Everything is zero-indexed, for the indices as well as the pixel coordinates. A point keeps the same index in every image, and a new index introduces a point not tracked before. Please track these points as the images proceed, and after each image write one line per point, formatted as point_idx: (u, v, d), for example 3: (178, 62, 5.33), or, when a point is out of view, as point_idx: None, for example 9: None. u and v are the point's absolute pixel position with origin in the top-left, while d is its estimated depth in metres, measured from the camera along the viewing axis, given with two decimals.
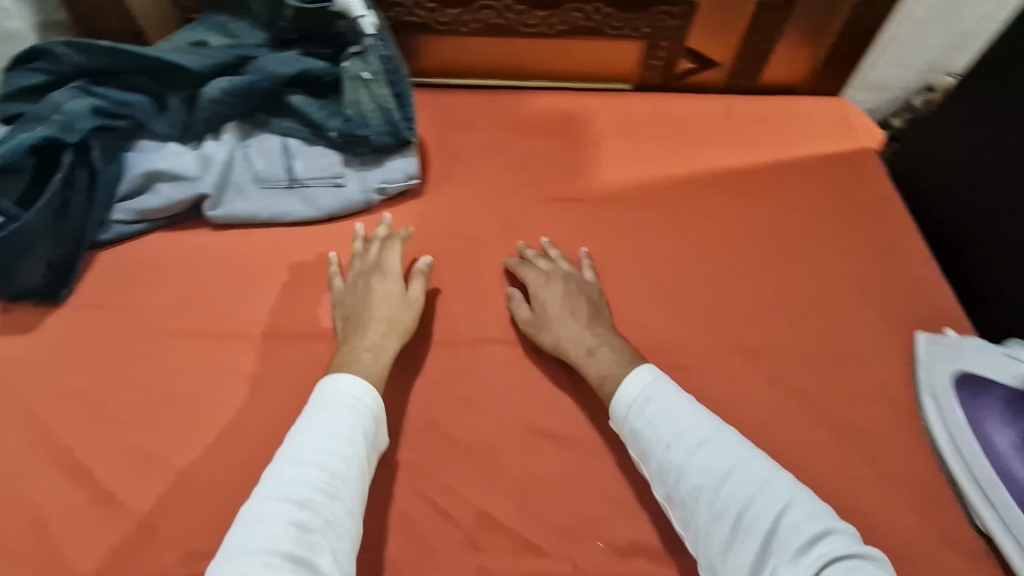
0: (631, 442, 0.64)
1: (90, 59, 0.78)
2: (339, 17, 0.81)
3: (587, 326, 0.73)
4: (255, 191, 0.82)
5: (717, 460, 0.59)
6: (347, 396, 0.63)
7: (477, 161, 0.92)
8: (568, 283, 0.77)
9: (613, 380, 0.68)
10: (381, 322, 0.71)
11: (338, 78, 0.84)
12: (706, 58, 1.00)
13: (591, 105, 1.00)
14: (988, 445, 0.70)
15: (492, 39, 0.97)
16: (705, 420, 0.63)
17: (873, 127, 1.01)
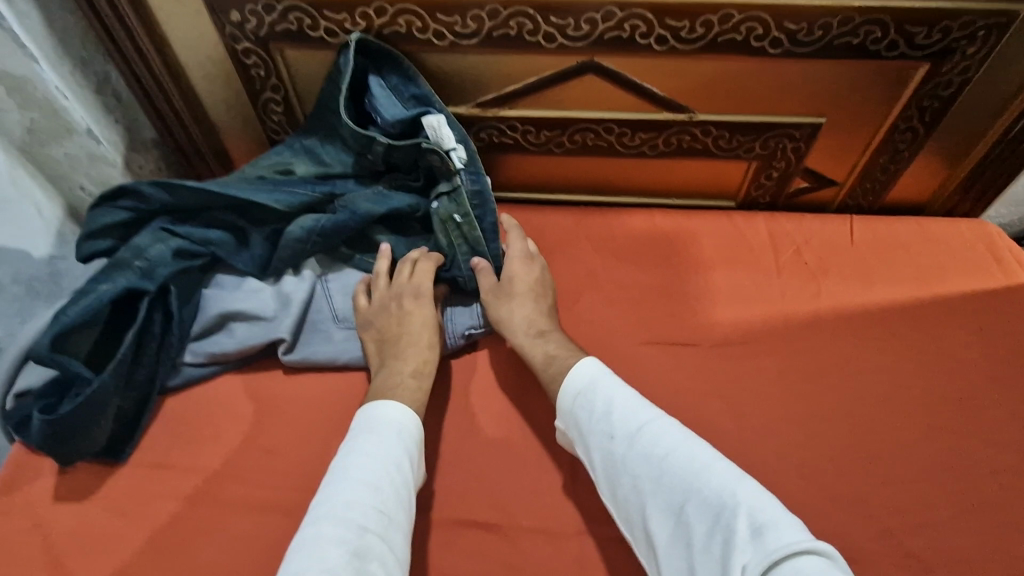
0: (576, 427, 0.65)
1: (174, 199, 0.74)
2: (431, 154, 0.78)
3: (540, 305, 0.76)
4: (336, 331, 0.76)
5: (655, 453, 0.59)
6: (391, 418, 0.64)
7: (571, 295, 0.85)
8: (542, 273, 0.80)
9: (560, 361, 0.70)
10: (417, 345, 0.72)
11: (427, 214, 0.82)
12: (823, 178, 0.90)
13: (693, 228, 0.91)
14: None
15: (587, 159, 0.90)
16: (647, 410, 0.63)
17: (1022, 256, 0.88)
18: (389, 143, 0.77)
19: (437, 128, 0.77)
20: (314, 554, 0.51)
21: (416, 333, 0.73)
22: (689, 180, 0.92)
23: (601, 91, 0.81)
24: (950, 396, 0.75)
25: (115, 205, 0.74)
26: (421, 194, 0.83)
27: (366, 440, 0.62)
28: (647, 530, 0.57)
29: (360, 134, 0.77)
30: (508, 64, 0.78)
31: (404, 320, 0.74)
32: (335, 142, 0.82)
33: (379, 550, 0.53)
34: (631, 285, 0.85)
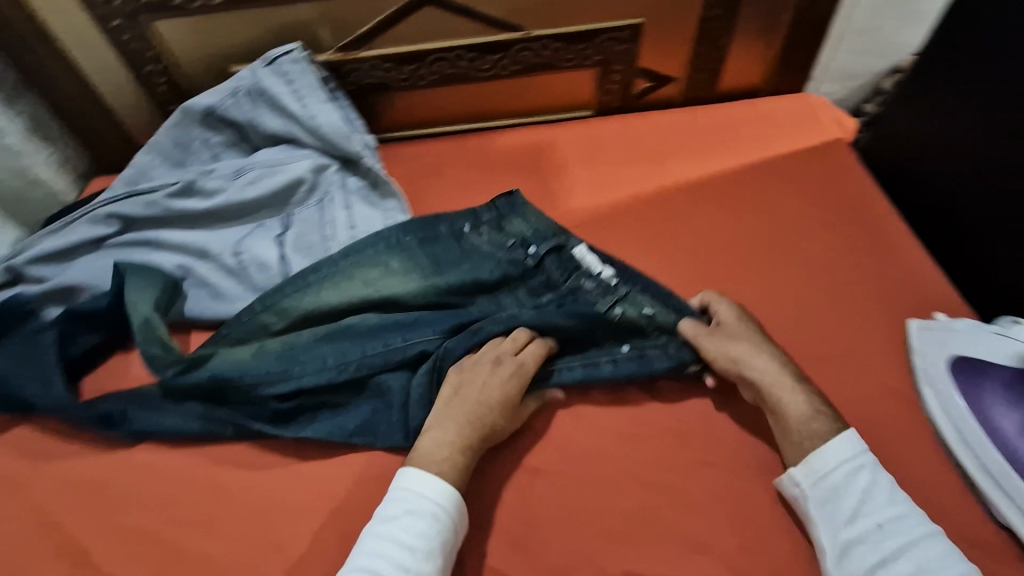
0: (828, 500, 0.60)
1: (302, 357, 0.74)
2: (584, 277, 0.79)
3: (781, 357, 0.68)
4: (250, 296, 0.82)
5: (925, 571, 0.54)
6: (431, 503, 0.60)
7: (447, 205, 0.95)
8: (759, 329, 0.72)
9: (823, 420, 0.64)
10: (468, 412, 0.66)
11: (608, 336, 0.74)
12: (661, 75, 1.01)
13: (555, 136, 1.02)
14: (991, 431, 0.62)
15: (451, 88, 1.01)
16: (915, 518, 0.58)
17: (841, 117, 1.00)
18: (563, 243, 0.81)
19: (583, 256, 0.80)
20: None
21: (480, 393, 0.67)
22: (547, 94, 1.03)
23: (441, 21, 0.93)
24: (778, 233, 0.86)
25: (221, 362, 0.73)
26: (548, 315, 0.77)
27: (397, 521, 0.59)
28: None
29: (523, 244, 0.82)
30: (353, 7, 0.90)
31: (482, 384, 0.68)
32: (473, 261, 0.81)
33: None
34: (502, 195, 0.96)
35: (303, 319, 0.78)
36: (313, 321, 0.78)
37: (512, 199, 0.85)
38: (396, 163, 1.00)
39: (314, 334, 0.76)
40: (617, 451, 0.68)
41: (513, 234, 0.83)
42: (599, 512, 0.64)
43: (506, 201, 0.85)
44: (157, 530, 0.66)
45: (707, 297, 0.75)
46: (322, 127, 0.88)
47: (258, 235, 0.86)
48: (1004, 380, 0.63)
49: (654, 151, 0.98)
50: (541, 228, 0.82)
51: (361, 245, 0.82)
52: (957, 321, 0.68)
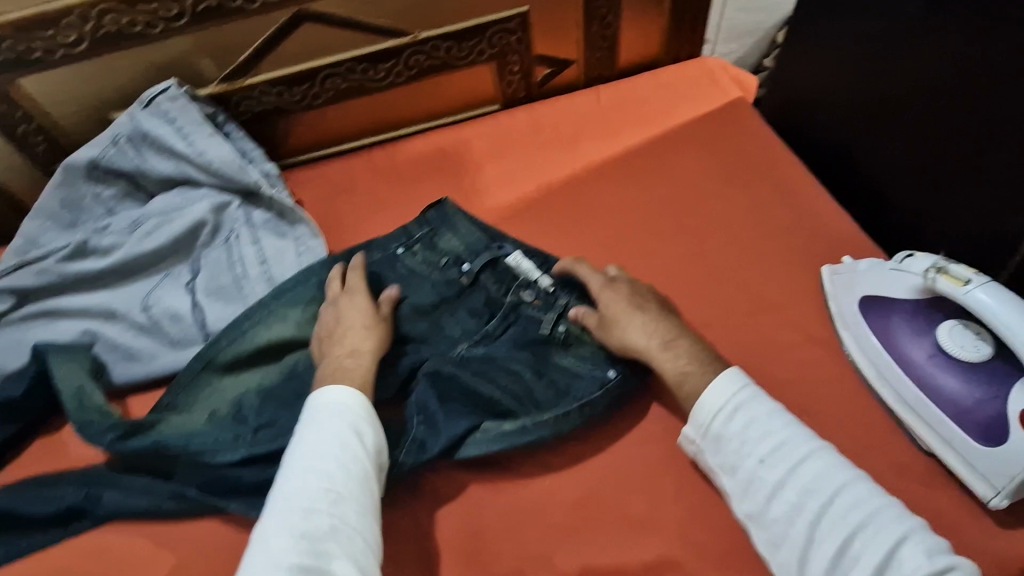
0: (716, 450, 0.60)
1: (255, 411, 0.71)
2: (523, 288, 0.76)
3: (657, 320, 0.69)
4: (171, 351, 0.78)
5: (817, 486, 0.55)
6: (333, 407, 0.63)
7: (362, 222, 0.92)
8: (631, 286, 0.72)
9: (693, 378, 0.64)
10: (355, 327, 0.71)
11: (555, 347, 0.73)
12: (559, 59, 1.01)
13: (464, 135, 1.00)
14: (904, 362, 0.62)
15: (349, 103, 0.98)
16: (798, 436, 0.58)
17: (739, 77, 1.01)
18: (497, 255, 0.78)
19: (518, 263, 0.78)
20: (262, 570, 0.51)
21: (350, 315, 0.72)
22: (450, 94, 1.02)
23: (325, 35, 0.90)
24: (692, 200, 0.87)
25: (165, 429, 0.69)
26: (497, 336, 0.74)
27: (312, 437, 0.60)
28: (800, 554, 0.54)
29: (456, 262, 0.79)
30: (230, 33, 0.86)
31: (346, 308, 0.73)
32: (410, 287, 0.78)
33: (329, 526, 0.54)
34: (417, 202, 0.94)
35: (248, 370, 0.75)
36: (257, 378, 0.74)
37: (443, 210, 0.81)
38: (305, 187, 0.97)
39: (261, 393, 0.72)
40: (561, 445, 0.68)
41: (447, 252, 0.80)
42: (549, 509, 0.64)
43: (437, 214, 0.81)
44: None
45: (572, 267, 0.76)
46: (213, 164, 0.85)
47: (167, 285, 0.82)
48: (912, 311, 0.63)
49: (564, 136, 0.98)
50: (472, 241, 0.80)
51: (295, 292, 0.78)
52: (864, 261, 0.68)
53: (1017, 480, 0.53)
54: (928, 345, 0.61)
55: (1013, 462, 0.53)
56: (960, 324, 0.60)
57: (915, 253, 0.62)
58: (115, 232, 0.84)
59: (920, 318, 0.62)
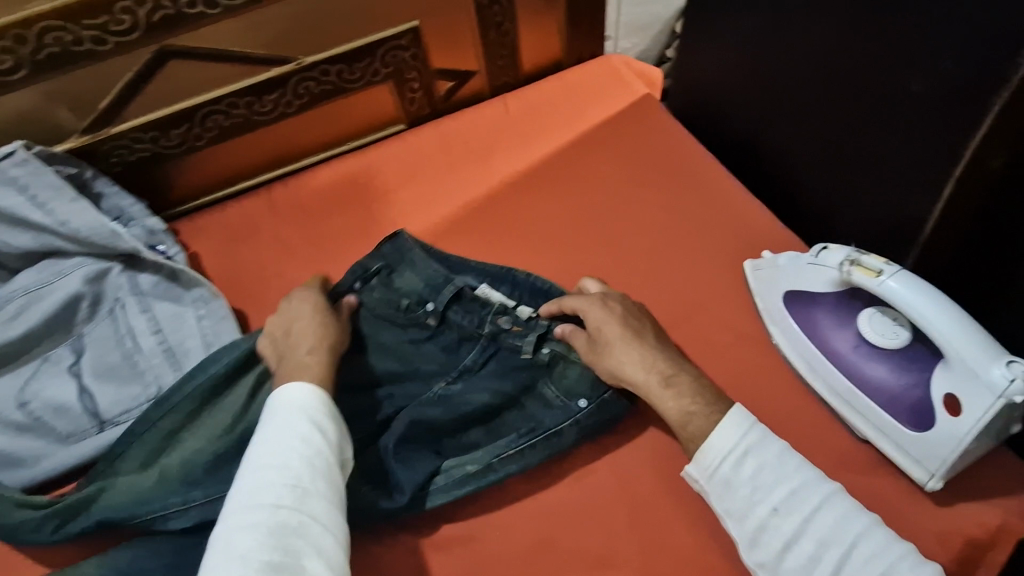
0: (723, 497, 0.57)
1: (210, 473, 0.63)
2: (499, 315, 0.72)
3: (653, 350, 0.65)
4: (61, 448, 0.69)
5: (836, 535, 0.53)
6: (295, 401, 0.59)
7: (269, 269, 0.85)
8: (624, 307, 0.69)
9: (698, 420, 0.60)
10: (304, 321, 0.69)
11: (537, 375, 0.69)
12: (459, 71, 0.96)
13: (370, 160, 0.94)
14: (831, 354, 0.62)
15: (238, 140, 0.90)
16: (811, 480, 0.56)
17: (643, 72, 1.00)
18: (463, 288, 0.73)
19: (487, 294, 0.74)
20: (226, 571, 0.47)
21: (299, 313, 0.70)
22: (348, 120, 0.95)
23: (197, 70, 0.81)
24: (613, 205, 0.85)
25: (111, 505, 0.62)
26: (476, 371, 0.70)
27: (272, 430, 0.57)
28: None
29: (420, 302, 0.73)
30: (84, 79, 0.76)
31: (295, 307, 0.71)
32: (374, 328, 0.72)
33: (299, 523, 0.50)
34: (327, 240, 0.87)
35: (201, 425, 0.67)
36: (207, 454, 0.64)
37: (398, 242, 0.77)
38: (200, 238, 0.88)
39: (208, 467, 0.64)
40: (509, 489, 0.64)
41: (406, 291, 0.74)
42: (504, 561, 0.60)
43: (393, 246, 0.77)
44: None
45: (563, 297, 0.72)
46: (80, 230, 0.75)
47: (45, 374, 0.72)
48: (834, 302, 0.63)
49: (475, 151, 0.93)
50: (433, 277, 0.75)
51: (239, 350, 0.69)
52: (783, 255, 0.68)
53: (949, 463, 0.54)
54: (852, 334, 0.62)
55: (942, 445, 0.54)
56: (879, 311, 0.60)
57: (828, 246, 0.62)
58: None
59: (842, 308, 0.63)
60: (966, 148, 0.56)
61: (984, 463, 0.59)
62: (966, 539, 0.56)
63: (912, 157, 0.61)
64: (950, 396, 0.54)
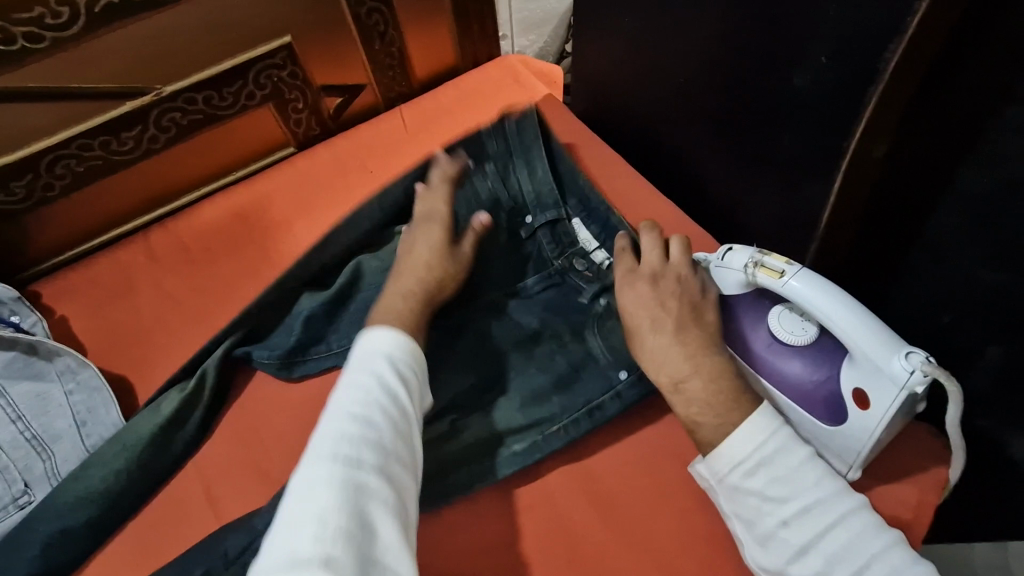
0: (736, 502, 0.53)
1: (314, 330, 0.72)
2: (576, 256, 0.74)
3: (673, 346, 0.59)
4: None
5: (849, 555, 0.49)
6: (381, 354, 0.59)
7: (153, 324, 0.76)
8: (658, 287, 0.62)
9: (705, 428, 0.56)
10: (416, 256, 0.70)
11: (597, 318, 0.71)
12: (347, 86, 0.89)
13: (259, 191, 0.86)
14: (745, 354, 0.61)
15: (99, 184, 0.80)
16: (829, 494, 0.51)
17: (542, 71, 0.97)
18: (559, 217, 0.75)
19: (578, 230, 0.76)
20: (303, 525, 0.45)
21: (422, 247, 0.70)
22: (230, 149, 0.86)
23: (36, 111, 0.71)
24: None
25: (258, 346, 0.71)
26: (535, 288, 0.74)
27: (360, 379, 0.56)
28: None
29: (520, 211, 0.77)
30: None
31: (413, 239, 0.72)
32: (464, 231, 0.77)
33: (376, 484, 0.49)
34: (217, 285, 0.79)
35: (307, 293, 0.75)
36: (94, 515, 0.60)
37: (523, 123, 0.77)
38: (67, 298, 0.78)
39: (86, 544, 0.60)
40: (435, 538, 0.60)
41: (514, 192, 0.77)
42: None
43: (516, 129, 0.77)
44: None
45: (626, 265, 0.66)
46: None
47: None
48: (743, 301, 0.63)
49: (373, 170, 0.87)
50: (543, 191, 0.76)
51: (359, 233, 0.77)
52: (695, 257, 0.67)
53: (864, 454, 0.55)
54: (765, 331, 0.61)
55: (856, 439, 0.55)
56: (786, 308, 0.60)
57: (733, 247, 0.61)
58: None
59: (752, 306, 0.62)
60: (849, 142, 0.56)
61: (892, 442, 0.61)
62: (886, 518, 0.57)
63: (803, 149, 0.61)
64: (858, 390, 0.54)
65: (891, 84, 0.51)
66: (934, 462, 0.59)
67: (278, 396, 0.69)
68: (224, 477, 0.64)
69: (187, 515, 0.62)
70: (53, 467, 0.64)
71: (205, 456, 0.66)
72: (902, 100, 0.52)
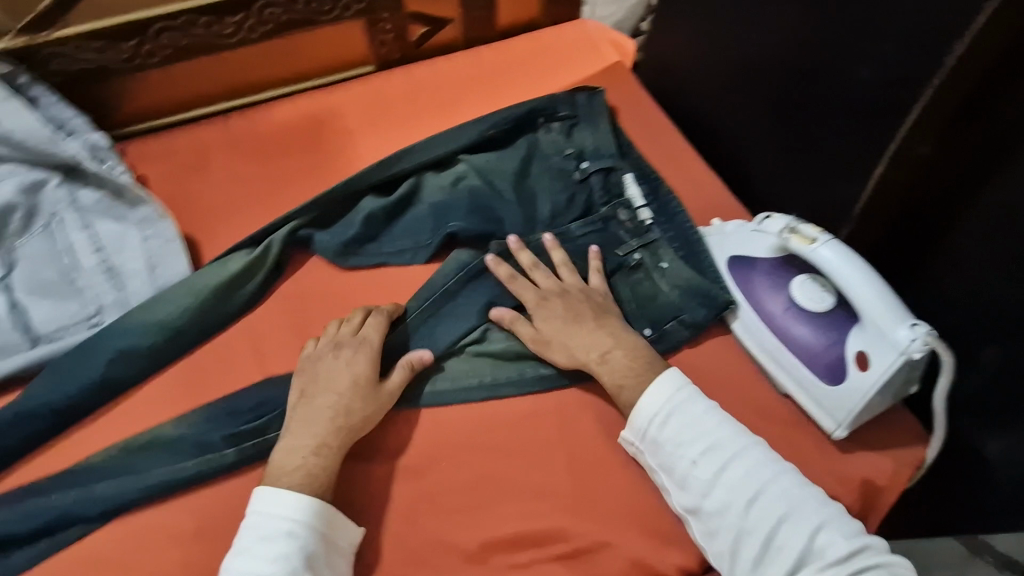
0: (654, 455, 0.62)
1: (371, 229, 0.78)
2: (622, 206, 0.79)
3: (595, 330, 0.68)
4: None
5: (744, 483, 0.57)
6: (282, 517, 0.56)
7: (222, 198, 0.82)
8: (567, 296, 0.70)
9: (629, 389, 0.64)
10: (331, 391, 0.63)
11: (630, 268, 0.75)
12: (434, 18, 0.95)
13: (335, 99, 0.91)
14: (765, 315, 0.67)
15: (193, 63, 0.85)
16: (728, 435, 0.60)
17: (616, 39, 1.01)
18: (611, 167, 0.82)
19: (630, 184, 0.81)
20: None
21: (340, 380, 0.64)
22: (315, 56, 0.92)
23: None
24: None
25: (316, 230, 0.77)
26: (582, 225, 0.78)
27: (265, 554, 0.54)
28: (731, 543, 0.56)
29: (579, 156, 0.83)
30: None
31: (330, 368, 0.65)
32: (521, 170, 0.83)
33: None
34: (284, 175, 0.84)
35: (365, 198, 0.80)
36: (157, 342, 0.67)
37: (593, 99, 0.87)
38: (147, 161, 0.84)
39: (148, 366, 0.67)
40: (453, 426, 0.67)
41: (576, 144, 0.85)
42: (452, 491, 0.63)
43: (587, 102, 0.87)
44: None
45: (529, 292, 0.71)
46: (15, 133, 0.70)
47: None
48: (770, 268, 0.68)
49: (443, 100, 0.92)
50: (602, 145, 0.83)
51: (432, 154, 0.83)
52: (731, 223, 0.73)
53: (854, 413, 0.61)
54: (786, 296, 0.66)
55: (850, 398, 0.61)
56: (810, 277, 0.65)
57: (771, 215, 0.67)
58: None
59: (779, 272, 0.68)
60: (896, 138, 0.61)
61: (882, 420, 0.66)
62: (863, 481, 0.63)
63: (849, 142, 0.66)
64: (861, 353, 0.60)
65: (945, 81, 0.56)
66: (914, 442, 0.65)
67: (329, 282, 0.75)
68: (272, 339, 0.71)
69: (236, 366, 0.69)
70: (121, 299, 0.70)
71: (257, 320, 0.72)
72: (952, 101, 0.58)
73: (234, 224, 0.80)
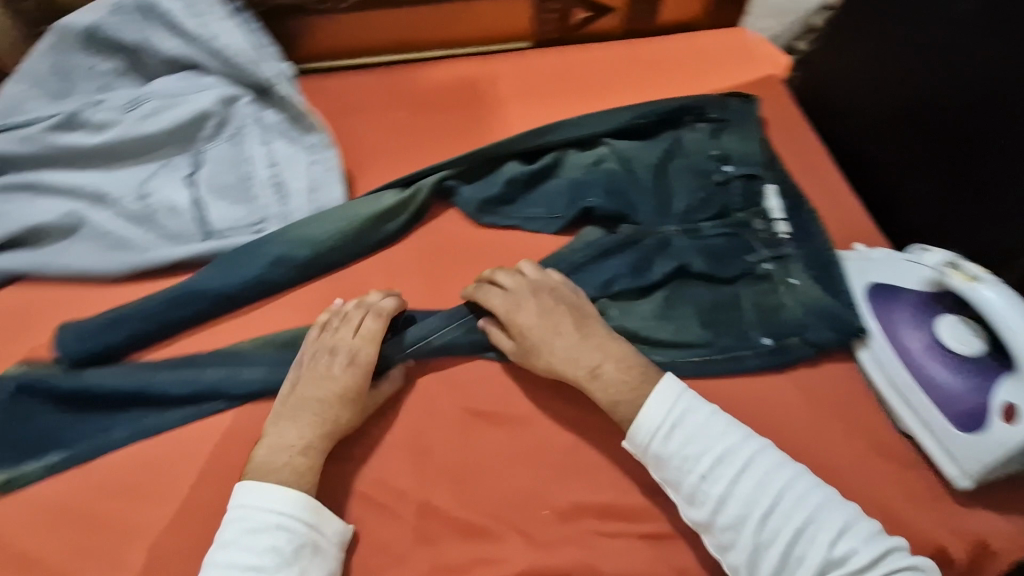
0: (658, 469, 0.59)
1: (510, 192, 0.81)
2: (759, 216, 0.79)
3: (582, 342, 0.65)
4: (164, 247, 0.74)
5: (759, 491, 0.55)
6: (269, 510, 0.55)
7: (379, 140, 0.88)
8: (540, 299, 0.68)
9: (625, 403, 0.61)
10: (319, 392, 0.63)
11: (758, 277, 0.74)
12: (599, 4, 0.98)
13: (492, 67, 0.96)
14: (900, 349, 0.65)
15: (375, 13, 0.93)
16: (735, 441, 0.58)
17: (775, 52, 1.00)
18: (754, 174, 0.81)
19: (770, 195, 0.80)
20: None
21: (325, 384, 0.63)
22: (482, 23, 0.97)
23: None
24: None
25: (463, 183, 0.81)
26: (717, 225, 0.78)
27: (253, 547, 0.54)
28: (750, 559, 0.54)
29: (723, 159, 0.83)
30: None
31: (321, 373, 0.64)
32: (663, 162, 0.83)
33: None
34: (436, 128, 0.89)
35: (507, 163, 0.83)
36: (309, 255, 0.74)
37: (746, 108, 0.87)
38: (320, 96, 0.91)
39: (298, 274, 0.74)
40: (563, 391, 0.69)
41: (721, 147, 0.84)
42: (554, 451, 0.65)
43: (740, 109, 0.87)
44: (93, 505, 0.61)
45: (498, 300, 0.68)
46: (226, 50, 0.80)
47: (163, 175, 0.77)
48: (914, 303, 0.66)
49: (594, 84, 0.95)
50: (749, 153, 0.83)
51: (579, 132, 0.85)
52: (877, 251, 0.72)
53: (986, 465, 0.58)
54: (927, 334, 0.64)
55: (986, 448, 0.58)
56: (959, 319, 0.64)
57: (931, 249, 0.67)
58: (109, 108, 0.78)
59: (923, 309, 0.66)
60: None
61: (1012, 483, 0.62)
62: (984, 540, 0.59)
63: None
64: (1009, 405, 0.58)
65: None
66: None
67: (465, 234, 0.79)
68: (407, 275, 0.76)
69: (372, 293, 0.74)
70: (282, 212, 0.77)
71: (396, 256, 0.77)
72: None
73: (386, 164, 0.86)
